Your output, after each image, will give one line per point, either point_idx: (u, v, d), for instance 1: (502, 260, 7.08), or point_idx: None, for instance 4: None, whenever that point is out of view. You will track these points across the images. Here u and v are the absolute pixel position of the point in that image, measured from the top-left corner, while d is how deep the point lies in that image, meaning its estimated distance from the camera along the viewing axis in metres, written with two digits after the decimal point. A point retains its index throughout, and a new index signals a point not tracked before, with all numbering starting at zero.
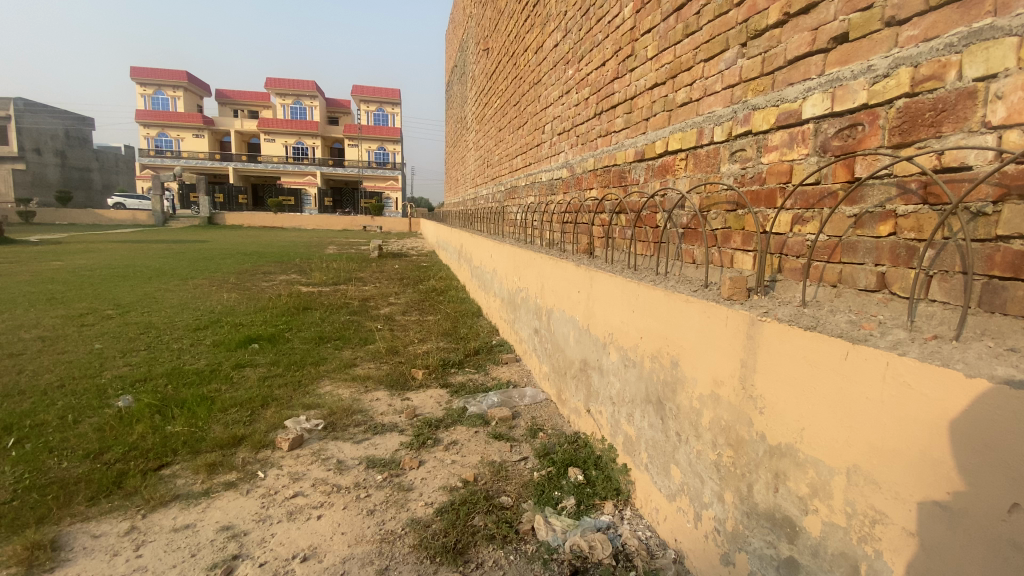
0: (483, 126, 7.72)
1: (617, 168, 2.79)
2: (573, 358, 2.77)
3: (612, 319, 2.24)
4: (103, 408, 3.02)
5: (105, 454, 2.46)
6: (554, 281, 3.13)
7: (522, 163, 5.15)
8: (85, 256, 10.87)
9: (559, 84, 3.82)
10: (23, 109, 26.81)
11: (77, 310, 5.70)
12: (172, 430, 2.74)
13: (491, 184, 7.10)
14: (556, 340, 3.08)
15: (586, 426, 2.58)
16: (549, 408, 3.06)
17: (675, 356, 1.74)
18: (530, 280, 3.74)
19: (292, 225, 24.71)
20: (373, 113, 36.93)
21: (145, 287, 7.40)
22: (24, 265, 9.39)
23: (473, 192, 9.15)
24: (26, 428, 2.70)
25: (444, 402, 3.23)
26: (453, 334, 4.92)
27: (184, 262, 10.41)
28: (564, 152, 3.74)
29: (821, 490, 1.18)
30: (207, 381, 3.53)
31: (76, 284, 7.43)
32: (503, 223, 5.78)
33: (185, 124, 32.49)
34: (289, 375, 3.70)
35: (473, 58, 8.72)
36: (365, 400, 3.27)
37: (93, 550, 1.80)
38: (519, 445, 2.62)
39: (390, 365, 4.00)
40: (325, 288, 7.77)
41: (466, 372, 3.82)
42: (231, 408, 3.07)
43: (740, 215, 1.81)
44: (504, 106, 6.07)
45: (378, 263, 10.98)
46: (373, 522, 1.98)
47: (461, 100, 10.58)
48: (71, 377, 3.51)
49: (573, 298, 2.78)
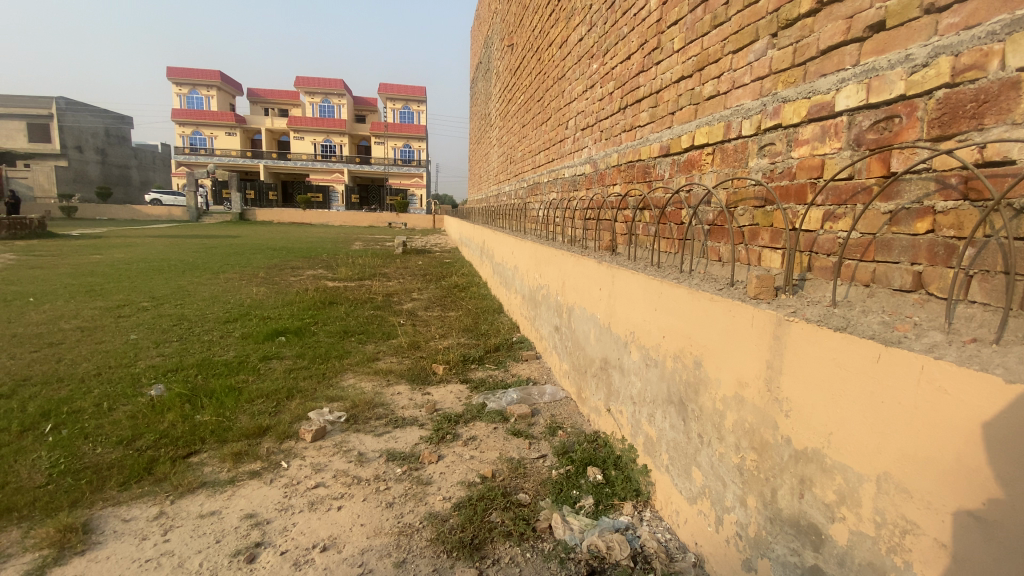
0: (507, 122, 7.71)
1: (641, 163, 2.74)
2: (594, 357, 2.74)
3: (634, 317, 2.21)
4: (137, 396, 3.14)
5: (137, 441, 2.57)
6: (576, 278, 3.11)
7: (545, 159, 5.13)
8: (123, 250, 11.32)
9: (583, 79, 3.78)
10: (67, 109, 28.01)
11: (114, 302, 5.95)
12: (201, 419, 2.83)
13: (514, 180, 7.09)
14: (577, 338, 3.06)
15: (605, 425, 2.55)
16: (569, 406, 3.04)
17: (698, 356, 1.70)
18: (552, 277, 3.72)
19: (319, 221, 25.20)
20: (399, 111, 37.30)
21: (179, 280, 7.66)
22: (67, 257, 9.85)
23: (496, 189, 9.15)
24: (65, 414, 2.83)
25: (464, 397, 3.25)
26: (474, 330, 4.94)
27: (216, 257, 10.75)
28: (588, 148, 3.69)
29: (848, 497, 1.14)
30: (235, 373, 3.63)
31: (115, 277, 7.75)
32: (525, 220, 5.77)
33: (218, 122, 33.44)
34: (314, 368, 3.77)
35: (497, 55, 8.72)
36: (386, 394, 3.32)
37: (123, 533, 1.87)
38: (538, 442, 2.61)
39: (412, 359, 4.03)
40: (350, 283, 7.90)
41: (486, 368, 3.83)
42: (258, 399, 3.15)
43: (768, 211, 1.75)
44: (527, 101, 6.04)
45: (403, 259, 11.13)
46: (391, 514, 2.00)
47: (486, 96, 10.58)
48: (108, 366, 3.66)
49: (595, 296, 2.75)
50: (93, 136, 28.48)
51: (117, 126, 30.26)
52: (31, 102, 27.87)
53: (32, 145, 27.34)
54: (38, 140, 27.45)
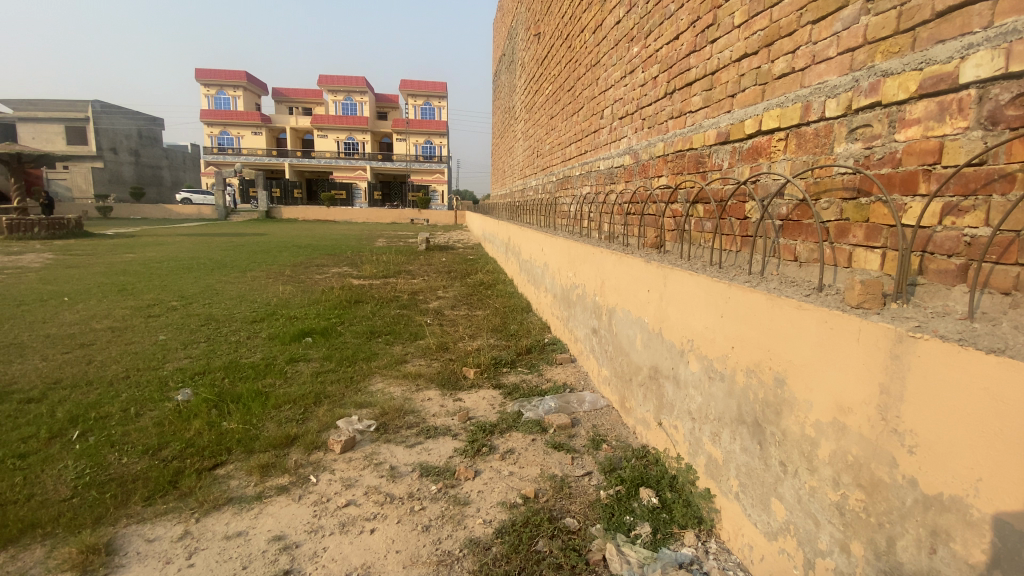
0: (533, 114, 7.47)
1: (693, 152, 2.50)
2: (640, 364, 2.52)
3: (691, 324, 2.00)
4: (164, 401, 3.06)
5: (163, 450, 2.47)
6: (616, 278, 2.89)
7: (577, 151, 4.89)
8: (155, 249, 11.52)
9: (621, 65, 3.54)
10: (101, 112, 28.77)
11: (144, 301, 5.97)
12: (227, 427, 2.71)
13: (542, 174, 6.85)
14: (619, 342, 2.84)
15: (656, 440, 2.34)
16: (611, 416, 2.82)
17: (781, 372, 1.49)
18: (588, 276, 3.50)
19: (343, 218, 25.36)
20: (420, 107, 37.33)
21: (207, 279, 7.69)
22: (100, 257, 10.02)
23: (522, 183, 8.93)
24: (92, 420, 2.75)
25: (498, 405, 3.06)
26: (503, 330, 4.76)
27: (243, 254, 10.81)
28: (627, 138, 3.45)
29: (1004, 561, 0.93)
30: (262, 376, 3.53)
31: (146, 276, 7.83)
32: (555, 215, 5.54)
33: (245, 122, 33.98)
34: (341, 371, 3.64)
35: (522, 45, 8.48)
36: (416, 400, 3.15)
37: (146, 556, 1.75)
38: (581, 457, 2.41)
39: (441, 362, 3.87)
40: (375, 281, 7.80)
41: (518, 373, 3.63)
42: (285, 405, 3.03)
43: (863, 204, 1.53)
44: (556, 91, 5.80)
45: (426, 256, 11.00)
46: (428, 540, 1.83)
47: (509, 88, 10.35)
48: (135, 369, 3.60)
49: (640, 299, 2.53)
50: (126, 138, 29.26)
51: (149, 127, 31.03)
52: (68, 105, 28.80)
53: (70, 147, 28.26)
54: (74, 142, 28.34)
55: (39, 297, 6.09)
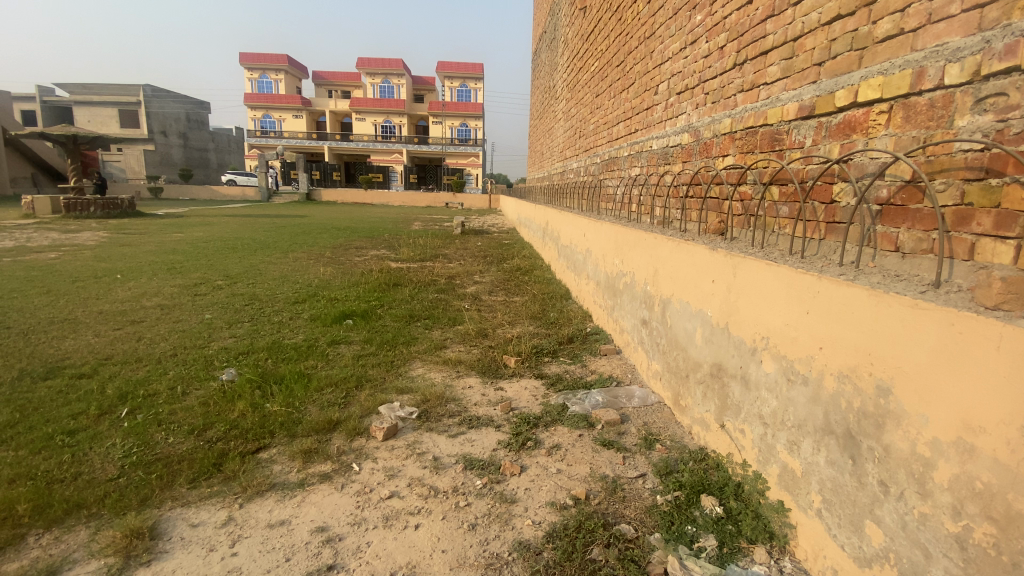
0: (577, 93, 7.19)
1: (768, 129, 2.27)
2: (700, 361, 2.35)
3: (766, 320, 1.82)
4: (209, 380, 3.09)
5: (208, 431, 2.49)
6: (673, 267, 2.70)
7: (626, 130, 4.65)
8: (201, 229, 11.91)
9: (681, 35, 3.29)
10: (152, 96, 29.84)
11: (192, 280, 6.12)
12: (270, 409, 2.70)
13: (584, 156, 6.61)
14: (673, 335, 2.66)
15: (717, 443, 2.17)
16: (663, 413, 2.65)
17: (887, 380, 1.32)
18: (638, 263, 3.31)
19: (379, 202, 25.60)
20: (457, 90, 37.12)
21: (249, 259, 7.84)
22: (151, 236, 10.39)
23: (562, 166, 8.67)
24: (140, 398, 2.81)
25: (541, 396, 2.92)
26: (543, 318, 4.61)
27: (284, 235, 11.02)
28: (686, 114, 3.22)
29: None
30: (304, 358, 3.52)
31: (194, 255, 8.06)
32: (599, 198, 5.32)
33: (286, 105, 34.61)
34: (381, 356, 3.59)
35: (566, 22, 8.17)
36: (457, 387, 3.05)
37: (190, 542, 1.73)
38: (634, 457, 2.26)
39: (481, 349, 3.76)
40: (412, 264, 7.76)
41: (561, 363, 3.48)
42: (326, 388, 2.99)
43: (993, 187, 1.31)
44: (603, 68, 5.53)
45: (462, 240, 10.92)
46: (475, 540, 1.74)
47: (550, 68, 10.05)
48: (182, 347, 3.66)
49: (701, 290, 2.35)
50: (175, 121, 30.33)
51: (196, 111, 32.01)
52: (121, 89, 30.01)
53: (124, 130, 29.49)
54: (128, 125, 29.58)
55: (95, 274, 6.34)
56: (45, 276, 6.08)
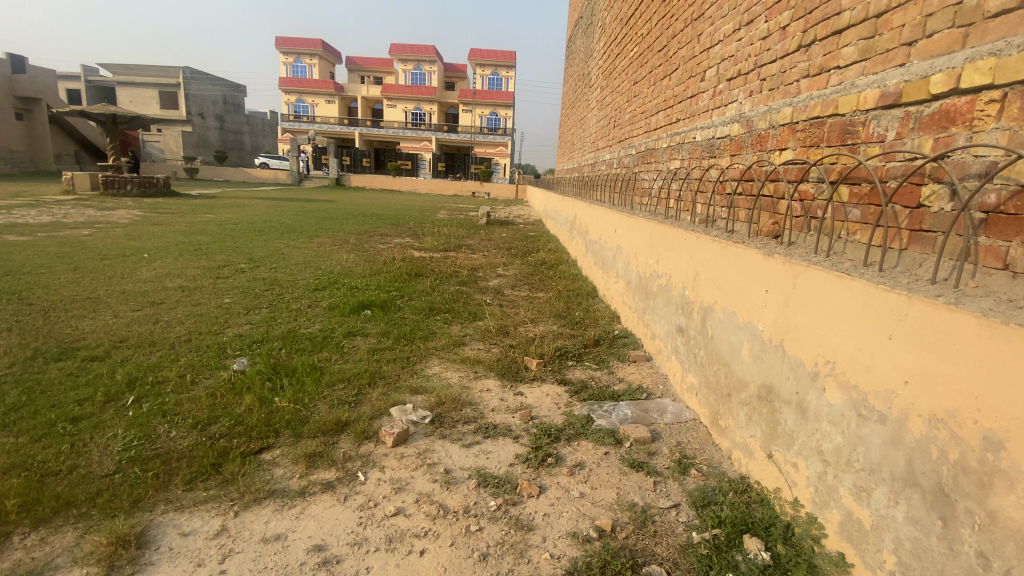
0: (613, 80, 6.87)
1: (839, 120, 1.99)
2: (746, 379, 2.10)
3: (833, 342, 1.57)
4: (220, 369, 2.98)
5: (213, 426, 2.37)
6: (717, 272, 2.44)
7: (666, 119, 4.35)
8: (231, 211, 12.02)
9: (735, 15, 3.00)
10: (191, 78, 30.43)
11: (215, 262, 6.11)
12: (278, 404, 2.57)
13: (619, 147, 6.30)
14: (715, 348, 2.42)
15: (762, 474, 1.93)
16: (698, 433, 2.41)
17: (999, 432, 1.07)
18: (675, 265, 3.05)
19: (406, 189, 25.61)
20: (488, 78, 36.76)
21: (274, 242, 7.81)
22: (182, 216, 10.53)
23: (593, 157, 8.36)
24: (148, 385, 2.72)
25: (564, 405, 2.70)
26: (568, 317, 4.38)
27: (310, 220, 11.04)
28: (738, 103, 2.93)
29: None
30: (318, 349, 3.38)
31: (220, 237, 8.09)
32: (633, 192, 5.03)
33: (319, 90, 34.86)
34: (398, 350, 3.43)
35: (604, 6, 7.82)
36: (474, 390, 2.87)
37: (178, 554, 1.60)
38: (666, 483, 2.04)
39: (501, 349, 3.56)
40: (435, 254, 7.60)
41: (585, 368, 3.26)
42: (338, 383, 2.85)
43: None
44: (644, 53, 5.21)
45: (487, 230, 10.73)
46: (486, 574, 1.55)
47: (586, 55, 9.70)
48: (197, 332, 3.58)
49: (751, 300, 2.10)
50: (212, 104, 30.94)
51: (232, 93, 32.53)
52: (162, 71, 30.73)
53: (163, 111, 30.21)
54: (167, 107, 30.28)
55: (123, 252, 6.38)
56: (75, 253, 6.15)
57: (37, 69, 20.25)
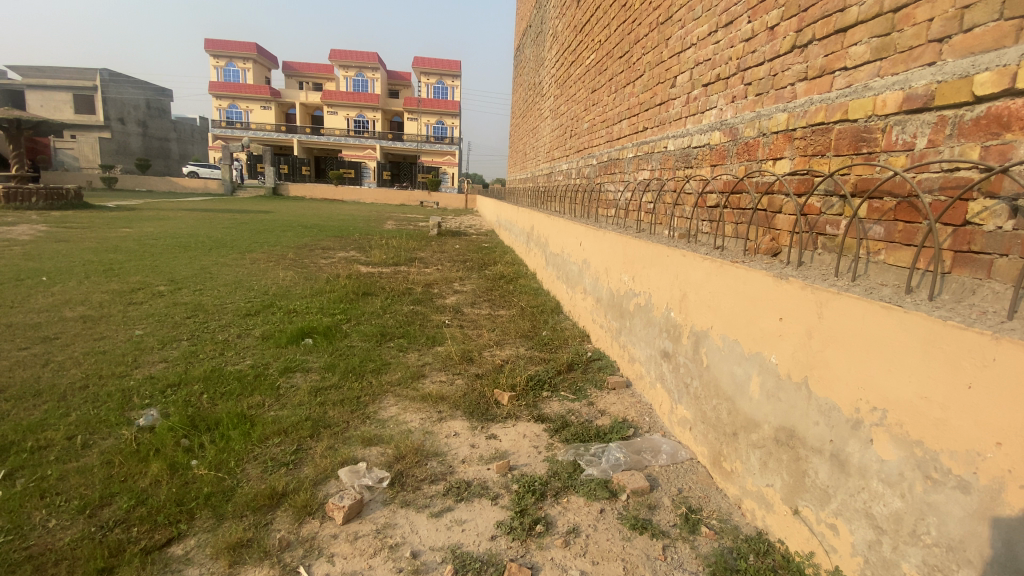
0: (568, 88, 6.69)
1: (852, 125, 1.84)
2: (756, 419, 1.86)
3: (884, 387, 1.35)
4: (121, 425, 2.39)
5: (106, 509, 1.83)
6: (710, 293, 2.19)
7: (631, 127, 4.16)
8: (154, 224, 10.89)
9: (710, 16, 2.83)
10: (109, 80, 27.97)
11: (128, 285, 5.31)
12: (196, 473, 2.05)
13: (577, 156, 6.11)
14: (711, 379, 2.15)
15: (788, 533, 1.67)
16: (699, 477, 2.14)
17: None
18: (655, 284, 2.80)
19: (350, 199, 24.57)
20: (434, 87, 36.29)
21: (201, 260, 7.00)
22: (94, 230, 9.38)
23: (548, 167, 8.15)
24: (24, 454, 2.12)
25: (544, 448, 2.36)
26: (535, 338, 4.06)
27: (245, 233, 10.16)
28: (718, 110, 2.75)
29: None
30: (248, 392, 2.85)
31: (138, 255, 7.16)
32: (597, 204, 4.81)
33: (253, 95, 33.02)
34: (346, 389, 2.96)
35: (555, 14, 7.69)
36: (439, 436, 2.46)
37: None
38: (676, 549, 1.73)
39: (466, 380, 3.17)
40: (384, 269, 7.09)
41: (562, 400, 2.92)
42: (274, 437, 2.36)
43: None
44: (602, 60, 5.05)
45: (439, 242, 10.26)
46: None
47: (536, 64, 9.54)
48: (97, 376, 2.94)
49: (759, 328, 1.85)
50: (134, 108, 28.61)
51: (158, 98, 30.18)
52: (76, 73, 28.16)
53: (76, 115, 27.55)
54: (81, 110, 27.68)
55: (14, 275, 5.45)
56: None
57: None
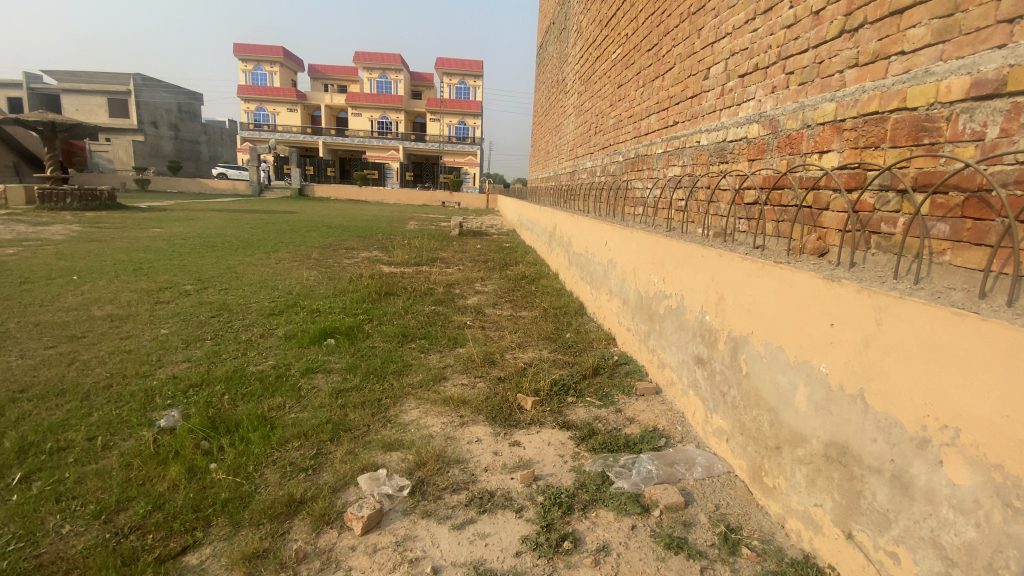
0: (592, 85, 6.56)
1: (911, 114, 1.69)
2: (803, 433, 1.72)
3: (955, 403, 1.21)
4: (142, 427, 2.39)
5: (121, 514, 1.81)
6: (750, 296, 2.05)
7: (660, 122, 4.02)
8: (183, 225, 11.14)
9: (747, 3, 2.69)
10: (143, 85, 28.87)
11: (156, 284, 5.41)
12: (214, 477, 2.01)
13: (602, 154, 5.97)
14: (752, 388, 2.02)
15: (840, 558, 1.53)
16: (737, 492, 2.01)
17: None
18: (688, 285, 2.66)
19: (373, 199, 24.81)
20: (456, 87, 36.40)
21: (227, 260, 7.10)
22: (127, 231, 9.64)
23: (572, 165, 8.02)
24: (44, 456, 2.12)
25: (571, 457, 2.26)
26: (559, 340, 3.95)
27: (271, 233, 10.30)
28: (756, 101, 2.61)
29: None
30: (269, 394, 2.82)
31: (166, 254, 7.30)
32: (623, 202, 4.68)
33: (279, 98, 33.66)
34: (366, 391, 2.90)
35: (579, 9, 7.56)
36: (460, 442, 2.37)
37: None
38: (715, 572, 1.61)
39: (488, 384, 3.08)
40: (406, 269, 7.08)
41: (588, 406, 2.81)
42: (294, 440, 2.32)
43: None
44: (629, 54, 4.91)
45: (461, 242, 10.22)
46: None
47: (559, 62, 9.41)
48: (121, 376, 2.95)
49: (807, 335, 1.71)
50: (166, 112, 29.51)
51: (189, 102, 31.05)
52: (112, 79, 29.16)
53: (112, 119, 28.52)
54: (116, 115, 28.65)
55: (49, 274, 5.60)
56: None
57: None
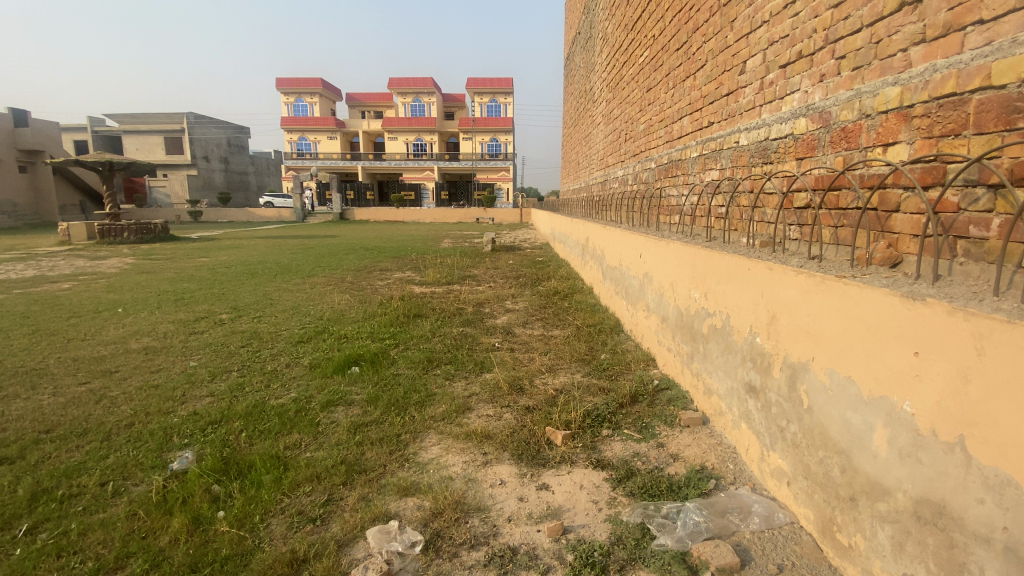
0: (621, 91, 6.33)
1: (997, 93, 1.39)
2: (884, 485, 1.41)
3: None
4: (155, 470, 2.30)
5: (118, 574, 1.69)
6: (809, 316, 1.75)
7: (693, 124, 3.74)
8: (227, 253, 11.54)
9: None
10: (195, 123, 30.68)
11: (194, 314, 5.50)
12: (218, 529, 1.88)
13: (633, 161, 5.70)
14: (816, 425, 1.72)
15: None
16: (804, 549, 1.69)
17: None
18: (733, 301, 2.37)
19: (409, 220, 25.23)
20: (487, 105, 36.82)
21: (264, 287, 7.21)
22: (174, 261, 10.03)
23: (603, 174, 7.78)
24: (55, 503, 2.05)
25: (606, 504, 2.00)
26: (593, 362, 3.68)
27: (308, 258, 10.50)
28: (802, 93, 2.32)
29: None
30: (287, 430, 2.70)
31: (207, 283, 7.49)
32: (658, 211, 4.39)
33: (319, 127, 35.02)
34: (386, 426, 2.73)
35: (604, 16, 7.38)
36: (483, 485, 2.16)
37: None
38: None
39: (515, 415, 2.85)
40: (437, 289, 6.98)
41: (625, 440, 2.53)
42: (305, 484, 2.16)
43: None
44: (657, 55, 4.66)
45: (494, 258, 10.09)
46: None
47: (586, 71, 9.24)
48: (144, 414, 2.90)
49: (884, 365, 1.41)
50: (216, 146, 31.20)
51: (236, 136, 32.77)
52: None
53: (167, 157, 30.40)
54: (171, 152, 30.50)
55: (96, 308, 5.80)
56: (43, 312, 5.58)
57: (43, 124, 20.69)
